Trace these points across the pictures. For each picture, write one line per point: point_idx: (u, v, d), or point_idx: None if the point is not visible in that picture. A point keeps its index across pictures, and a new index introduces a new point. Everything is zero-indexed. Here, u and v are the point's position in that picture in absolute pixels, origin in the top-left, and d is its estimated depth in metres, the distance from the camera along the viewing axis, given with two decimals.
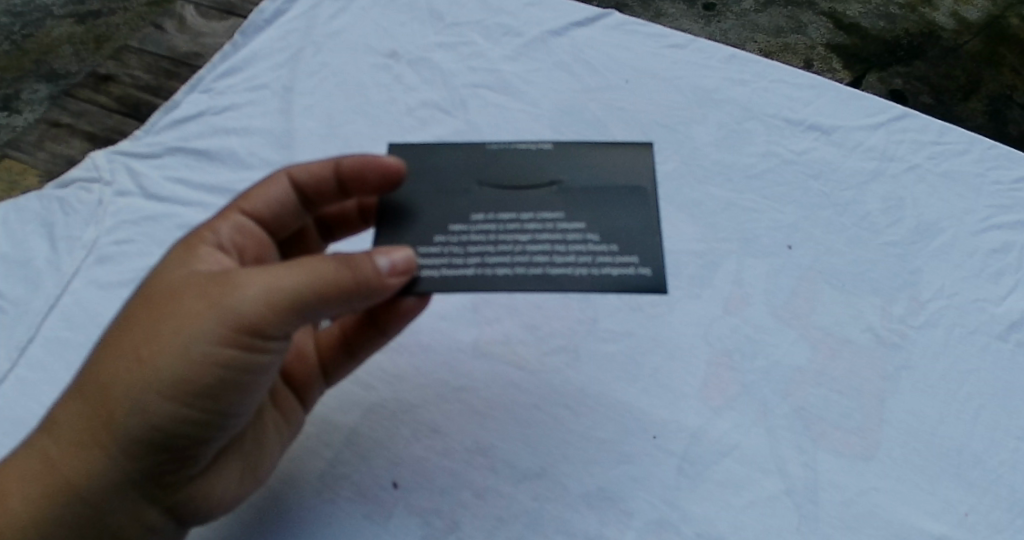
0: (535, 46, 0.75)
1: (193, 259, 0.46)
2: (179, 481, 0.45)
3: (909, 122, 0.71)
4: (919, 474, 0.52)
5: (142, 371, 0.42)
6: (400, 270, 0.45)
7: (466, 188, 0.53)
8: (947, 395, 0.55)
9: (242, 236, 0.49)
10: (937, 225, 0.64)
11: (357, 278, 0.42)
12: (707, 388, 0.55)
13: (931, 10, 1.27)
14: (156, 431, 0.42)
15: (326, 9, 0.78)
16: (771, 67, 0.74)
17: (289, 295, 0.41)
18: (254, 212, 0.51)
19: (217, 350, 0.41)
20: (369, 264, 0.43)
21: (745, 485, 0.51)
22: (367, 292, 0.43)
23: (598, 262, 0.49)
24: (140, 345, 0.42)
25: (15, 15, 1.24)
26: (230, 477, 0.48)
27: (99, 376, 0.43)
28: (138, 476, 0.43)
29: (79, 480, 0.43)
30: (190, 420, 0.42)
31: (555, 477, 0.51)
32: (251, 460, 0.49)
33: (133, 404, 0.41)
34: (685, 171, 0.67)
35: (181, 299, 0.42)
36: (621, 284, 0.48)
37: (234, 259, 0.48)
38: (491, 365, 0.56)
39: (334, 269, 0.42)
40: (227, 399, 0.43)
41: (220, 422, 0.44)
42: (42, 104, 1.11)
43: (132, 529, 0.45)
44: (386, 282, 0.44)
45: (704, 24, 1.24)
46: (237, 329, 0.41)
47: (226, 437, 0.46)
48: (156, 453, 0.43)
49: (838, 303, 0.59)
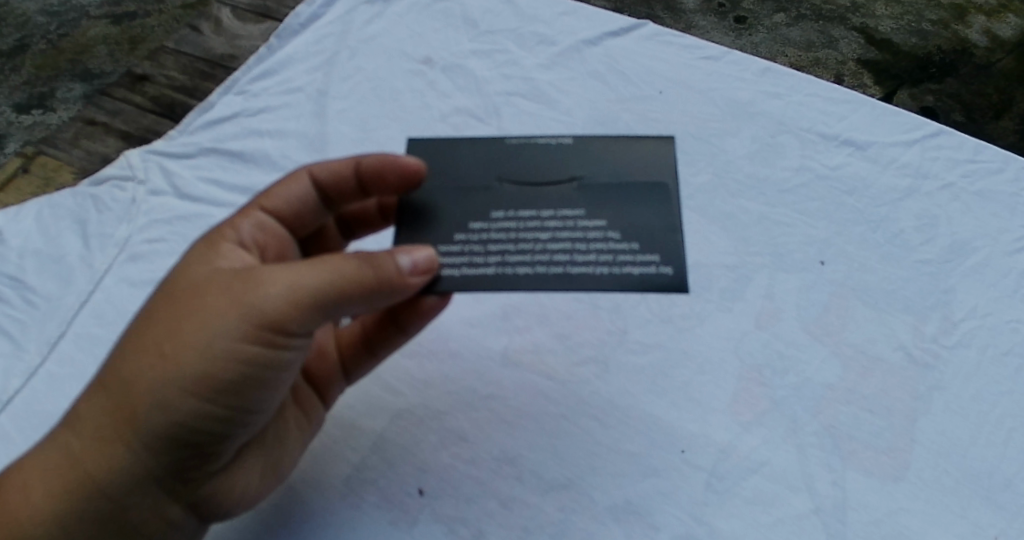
0: (569, 55, 0.75)
1: (215, 256, 0.46)
2: (199, 477, 0.45)
3: (944, 138, 0.70)
4: (950, 497, 0.51)
5: (163, 366, 0.42)
6: (423, 269, 0.44)
7: (486, 185, 0.52)
8: (979, 417, 0.54)
9: (263, 234, 0.50)
10: (971, 243, 0.63)
11: (379, 276, 0.42)
12: (736, 403, 0.54)
13: (963, 28, 1.26)
14: (177, 427, 0.42)
15: (362, 14, 0.79)
16: (806, 81, 0.74)
17: (311, 293, 0.41)
18: (275, 210, 0.51)
19: (240, 346, 0.41)
20: (391, 263, 0.43)
21: (774, 502, 0.50)
22: (388, 291, 0.43)
23: (620, 261, 0.48)
24: (162, 341, 0.42)
25: (51, 15, 1.26)
26: (251, 474, 0.48)
27: (120, 371, 0.43)
28: (159, 471, 0.43)
29: (100, 475, 0.43)
30: (210, 416, 0.42)
31: (581, 488, 0.51)
32: (272, 457, 0.49)
33: (155, 399, 0.41)
34: (719, 184, 0.66)
35: (203, 295, 0.42)
36: (642, 283, 0.48)
37: (255, 257, 0.48)
38: (518, 373, 0.56)
39: (356, 268, 0.42)
40: (250, 395, 0.43)
41: (241, 417, 0.44)
42: (76, 103, 1.13)
43: (154, 524, 0.45)
44: (408, 281, 0.43)
45: (735, 37, 1.24)
46: (259, 325, 0.41)
47: (247, 433, 0.46)
48: (177, 449, 0.43)
49: (872, 321, 0.58)
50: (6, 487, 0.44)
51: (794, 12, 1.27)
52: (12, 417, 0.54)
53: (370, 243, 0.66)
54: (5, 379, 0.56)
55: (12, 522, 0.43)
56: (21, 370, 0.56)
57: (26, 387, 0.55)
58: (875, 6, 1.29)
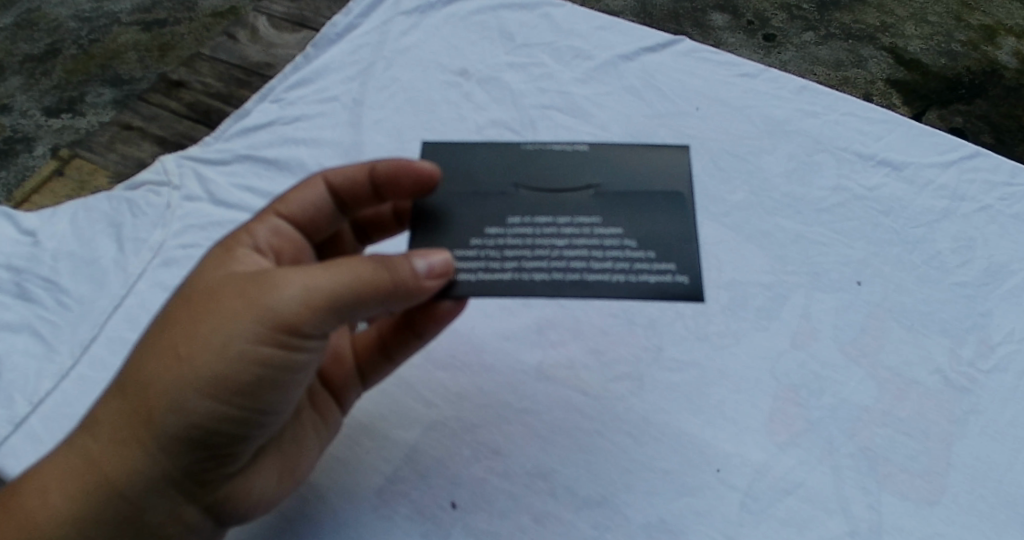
0: (605, 70, 0.76)
1: (231, 261, 0.46)
2: (216, 480, 0.45)
3: (981, 161, 0.70)
4: (987, 523, 0.50)
5: (180, 369, 0.41)
6: (438, 273, 0.44)
7: (502, 190, 0.52)
8: (1016, 443, 0.54)
9: (278, 238, 0.50)
10: (1008, 267, 0.62)
11: (394, 279, 0.42)
12: (773, 423, 0.54)
13: (993, 49, 1.27)
14: (194, 429, 0.42)
15: (398, 25, 0.79)
16: (842, 100, 0.74)
17: (328, 295, 0.41)
18: (290, 214, 0.51)
19: (257, 348, 0.41)
20: (407, 266, 0.43)
21: (810, 525, 0.50)
22: (405, 293, 0.43)
23: (635, 270, 0.48)
24: (178, 344, 0.42)
25: (83, 21, 1.28)
26: (269, 477, 0.48)
27: (137, 375, 0.43)
28: (176, 474, 0.43)
29: (118, 477, 0.43)
30: (227, 418, 0.42)
31: (615, 505, 0.50)
32: (290, 460, 0.49)
33: (172, 400, 0.41)
34: (755, 202, 0.66)
35: (220, 298, 0.42)
36: (657, 291, 0.48)
37: (270, 261, 0.48)
38: (553, 387, 0.56)
39: (372, 270, 0.42)
40: (266, 396, 0.43)
41: (258, 419, 0.44)
42: (107, 108, 1.15)
43: (171, 528, 0.45)
44: (424, 284, 0.43)
45: (764, 54, 1.24)
46: (275, 328, 0.41)
47: (263, 436, 0.46)
48: (194, 451, 0.43)
49: (909, 343, 0.58)
50: (25, 489, 0.44)
51: (823, 31, 1.27)
52: (42, 419, 0.54)
53: (388, 246, 0.66)
54: (36, 381, 0.56)
55: (32, 523, 0.43)
56: (52, 372, 0.56)
57: (56, 389, 0.55)
58: (904, 26, 1.29)
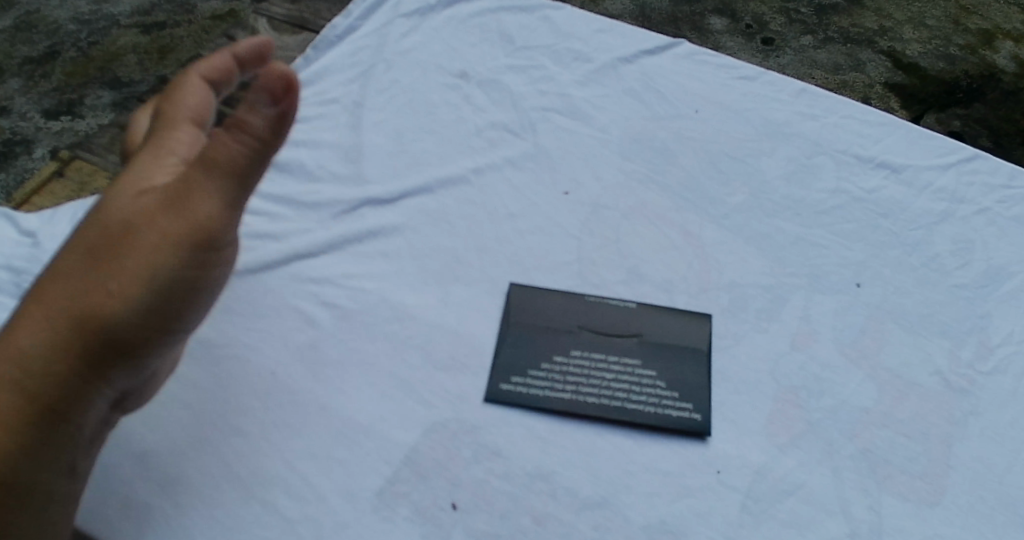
0: (605, 73, 0.76)
1: (156, 166, 0.47)
2: (131, 387, 0.47)
3: (981, 163, 0.70)
4: (987, 525, 0.50)
5: (107, 272, 0.43)
6: (287, 86, 0.41)
7: (568, 328, 0.58)
8: (1015, 444, 0.54)
9: (180, 144, 0.49)
10: (1007, 269, 0.63)
11: (269, 140, 0.41)
12: (773, 425, 0.54)
13: (991, 53, 1.28)
14: (128, 328, 0.43)
15: (398, 27, 0.79)
16: (842, 103, 0.74)
17: (229, 162, 0.41)
18: (178, 113, 0.50)
19: (179, 256, 0.43)
20: (257, 114, 0.40)
21: (810, 526, 0.50)
22: (272, 149, 0.41)
23: (659, 407, 0.54)
24: (101, 253, 0.44)
25: (81, 23, 1.28)
26: (160, 370, 0.49)
27: (64, 292, 0.43)
28: (86, 377, 0.43)
29: (40, 386, 0.41)
30: (158, 312, 0.44)
31: (615, 507, 0.50)
32: (148, 383, 0.49)
33: (88, 301, 0.42)
34: (755, 204, 0.66)
35: (138, 215, 0.44)
36: (673, 418, 0.53)
37: (176, 159, 0.48)
38: (557, 389, 0.54)
39: (239, 136, 0.40)
40: (185, 300, 0.45)
41: (177, 323, 0.46)
42: (105, 110, 1.15)
43: (94, 427, 0.45)
44: (279, 117, 0.40)
45: (762, 58, 1.24)
46: (180, 212, 0.43)
47: (179, 336, 0.48)
48: (104, 353, 0.43)
49: (909, 345, 0.58)
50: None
51: (821, 34, 1.28)
52: None
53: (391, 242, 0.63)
54: None
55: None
56: None
57: None
58: (902, 29, 1.30)
